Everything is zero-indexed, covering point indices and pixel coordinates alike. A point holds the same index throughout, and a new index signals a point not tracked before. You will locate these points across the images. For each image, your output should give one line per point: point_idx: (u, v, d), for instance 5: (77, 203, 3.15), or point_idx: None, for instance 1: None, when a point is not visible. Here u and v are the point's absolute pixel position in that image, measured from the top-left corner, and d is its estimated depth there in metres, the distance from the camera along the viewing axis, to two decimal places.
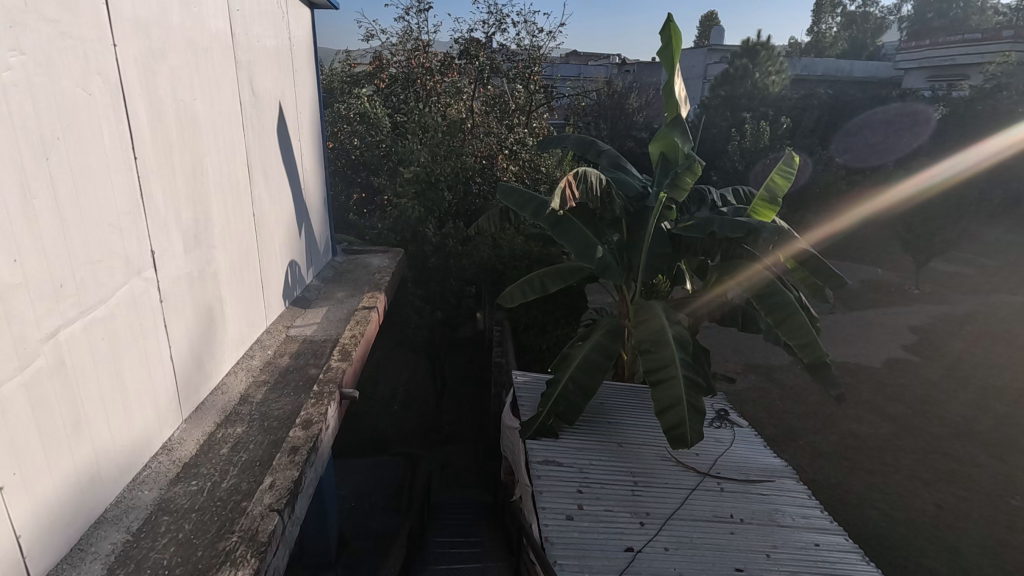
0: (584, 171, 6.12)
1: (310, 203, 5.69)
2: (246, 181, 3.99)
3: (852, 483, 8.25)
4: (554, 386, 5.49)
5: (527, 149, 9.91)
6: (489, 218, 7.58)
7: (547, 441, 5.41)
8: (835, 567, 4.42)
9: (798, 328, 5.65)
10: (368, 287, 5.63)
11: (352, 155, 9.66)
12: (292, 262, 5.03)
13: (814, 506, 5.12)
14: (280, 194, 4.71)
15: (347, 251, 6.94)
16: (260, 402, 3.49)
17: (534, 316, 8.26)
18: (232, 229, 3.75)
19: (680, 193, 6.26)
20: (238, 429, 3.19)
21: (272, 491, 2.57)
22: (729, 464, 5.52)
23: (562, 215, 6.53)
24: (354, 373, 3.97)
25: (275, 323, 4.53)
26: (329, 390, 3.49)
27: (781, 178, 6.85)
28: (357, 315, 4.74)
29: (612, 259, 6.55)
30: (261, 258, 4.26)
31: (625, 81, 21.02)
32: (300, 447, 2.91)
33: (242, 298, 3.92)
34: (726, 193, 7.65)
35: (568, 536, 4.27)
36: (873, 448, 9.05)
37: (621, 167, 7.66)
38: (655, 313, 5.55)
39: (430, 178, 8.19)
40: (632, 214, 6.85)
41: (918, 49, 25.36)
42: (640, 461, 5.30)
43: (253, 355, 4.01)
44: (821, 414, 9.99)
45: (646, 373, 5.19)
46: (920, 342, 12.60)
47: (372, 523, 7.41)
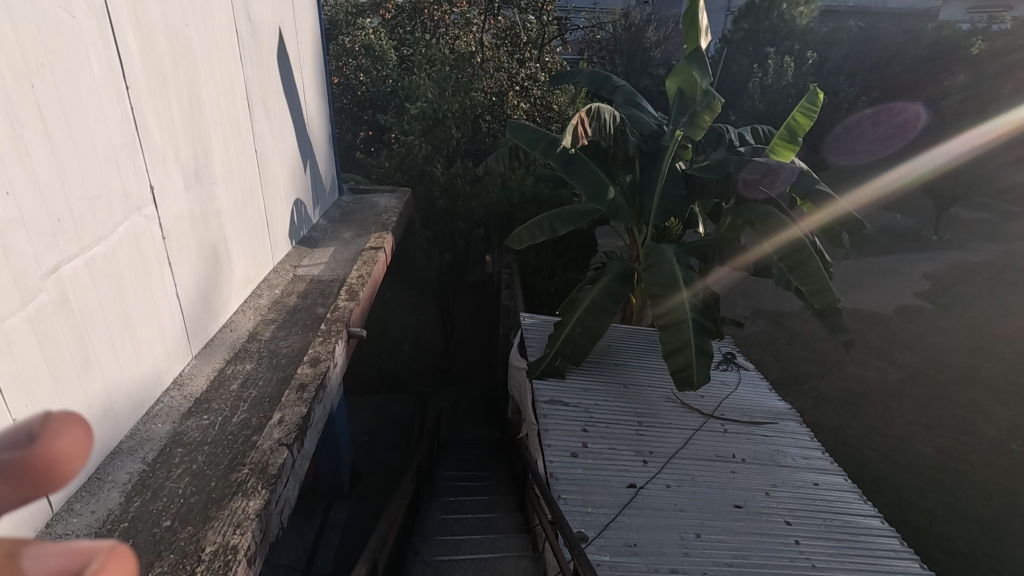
0: (597, 108, 5.87)
1: (314, 140, 5.54)
2: (247, 115, 3.87)
3: (854, 426, 8.37)
4: (562, 329, 5.51)
5: (539, 85, 9.58)
6: (499, 157, 7.39)
7: (554, 382, 5.48)
8: (833, 505, 4.53)
9: (812, 273, 5.55)
10: (376, 227, 5.56)
11: (357, 91, 9.34)
12: (297, 201, 4.97)
13: (816, 447, 5.20)
14: (283, 130, 4.58)
15: (353, 191, 6.84)
16: (269, 339, 3.52)
17: (542, 259, 8.19)
18: (233, 166, 3.67)
19: (698, 132, 6.00)
20: (247, 365, 3.23)
21: (281, 427, 2.62)
22: (734, 406, 5.58)
23: (573, 155, 6.33)
24: (361, 312, 3.97)
25: (282, 263, 4.52)
26: (336, 329, 3.50)
27: (802, 117, 6.51)
28: (364, 255, 4.70)
29: (623, 201, 6.45)
30: (265, 196, 4.19)
31: (643, 12, 19.91)
32: (309, 384, 2.95)
33: (247, 237, 3.89)
34: (744, 133, 7.35)
35: (572, 472, 4.38)
36: (878, 393, 9.12)
37: (637, 103, 7.33)
38: (666, 256, 5.45)
39: (438, 115, 7.91)
40: (646, 154, 6.67)
41: None
42: (645, 402, 5.37)
43: (261, 294, 4.02)
44: (828, 360, 10.02)
45: (654, 316, 5.19)
46: (934, 289, 12.43)
47: (384, 457, 7.69)
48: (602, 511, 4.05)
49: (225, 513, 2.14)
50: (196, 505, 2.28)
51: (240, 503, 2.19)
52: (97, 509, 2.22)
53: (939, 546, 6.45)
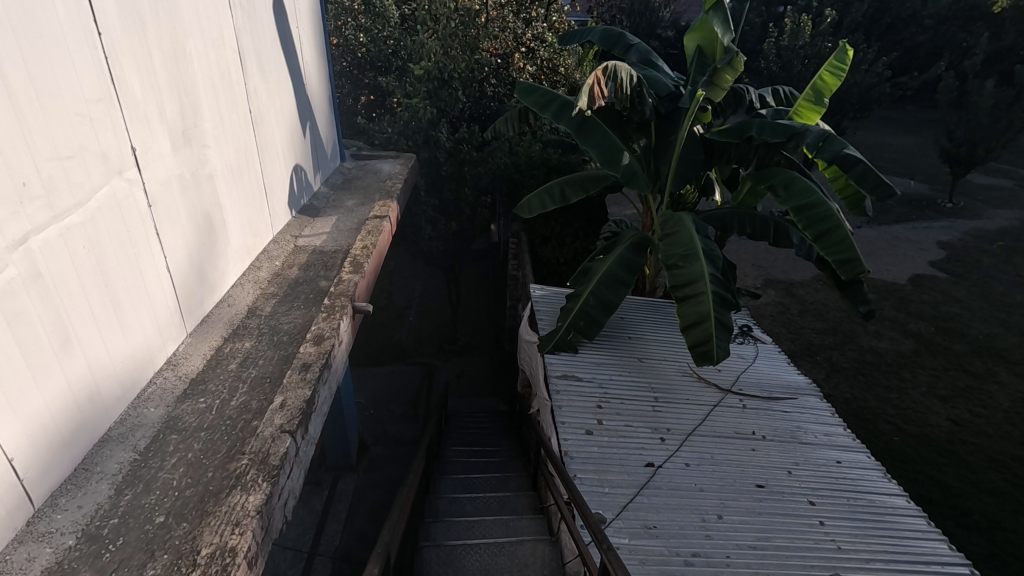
0: (613, 66, 5.50)
1: (313, 103, 5.21)
2: (239, 71, 3.57)
3: (868, 398, 8.19)
4: (575, 302, 5.30)
5: (547, 47, 9.03)
6: (507, 119, 7.03)
7: (567, 356, 5.29)
8: (856, 483, 4.37)
9: (839, 242, 5.22)
10: (380, 195, 5.28)
11: (357, 52, 8.91)
12: (297, 166, 4.68)
13: (837, 423, 5.02)
14: (279, 89, 4.26)
15: (355, 157, 6.53)
16: (270, 315, 3.30)
17: (551, 228, 7.88)
18: (227, 127, 3.39)
19: (718, 92, 5.82)
20: (246, 343, 3.03)
21: (283, 412, 2.43)
22: (752, 381, 5.39)
23: (586, 117, 5.98)
24: (366, 286, 3.74)
25: (282, 233, 4.27)
26: (341, 304, 3.27)
27: (830, 76, 6.14)
28: (368, 225, 4.44)
29: (639, 166, 6.02)
30: (262, 161, 3.92)
31: None
32: (312, 363, 2.75)
33: (244, 205, 3.63)
34: (765, 94, 6.96)
35: (587, 450, 4.21)
36: (891, 364, 8.93)
37: (652, 63, 6.91)
38: (684, 225, 5.19)
39: (443, 76, 7.52)
40: (662, 117, 6.30)
41: None
42: (661, 377, 5.18)
43: (260, 266, 3.79)
44: (842, 331, 9.79)
45: (672, 288, 4.90)
46: (949, 258, 12.09)
47: (391, 429, 7.57)
48: (619, 491, 3.89)
49: (222, 510, 1.97)
50: (192, 499, 2.11)
51: (238, 498, 2.01)
52: (84, 504, 2.04)
53: (955, 519, 6.32)
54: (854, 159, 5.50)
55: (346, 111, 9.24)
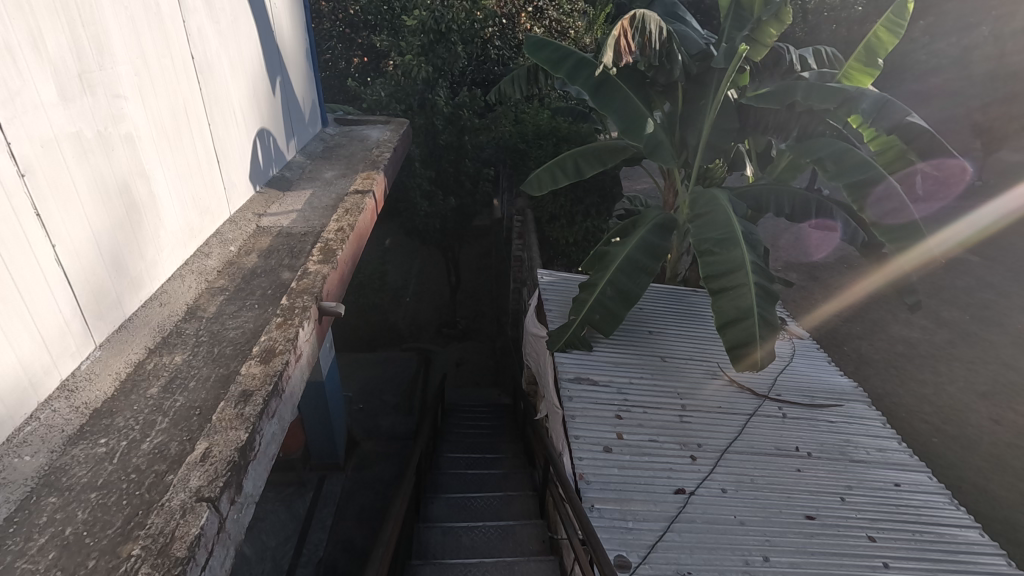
0: (641, 16, 4.66)
1: (286, 56, 4.40)
2: (174, 5, 2.80)
3: (902, 393, 7.37)
4: (590, 292, 4.59)
5: (555, 6, 8.21)
6: (514, 80, 6.21)
7: (581, 355, 4.61)
8: (921, 512, 3.69)
9: (900, 229, 4.46)
10: (364, 165, 4.53)
11: (348, 9, 8.06)
12: (263, 129, 3.92)
13: (891, 436, 4.33)
14: (235, 34, 3.48)
15: (340, 122, 5.75)
16: (214, 317, 2.60)
17: (560, 205, 7.11)
18: (154, 75, 2.63)
19: (760, 50, 4.98)
20: (177, 358, 2.34)
21: (205, 467, 1.76)
22: (790, 385, 4.70)
23: (605, 78, 5.16)
24: (340, 279, 3.04)
25: (243, 212, 3.55)
26: (302, 306, 2.57)
27: (885, 32, 5.24)
28: (347, 202, 3.69)
29: (664, 136, 5.23)
30: (210, 120, 3.16)
31: None
32: (255, 392, 2.07)
33: (185, 175, 2.90)
34: (806, 56, 6.08)
35: (605, 474, 3.56)
36: (925, 356, 8.07)
37: (679, 18, 6.04)
38: (719, 205, 4.44)
39: (440, 27, 6.56)
40: (691, 78, 5.47)
41: None
42: (688, 380, 4.50)
43: (210, 253, 3.07)
44: (869, 319, 8.97)
45: (706, 278, 4.14)
46: (979, 242, 11.28)
47: (383, 422, 6.93)
48: (645, 527, 3.23)
49: None
50: None
51: None
52: None
53: (1006, 535, 5.65)
54: (919, 128, 4.63)
55: (338, 75, 8.41)
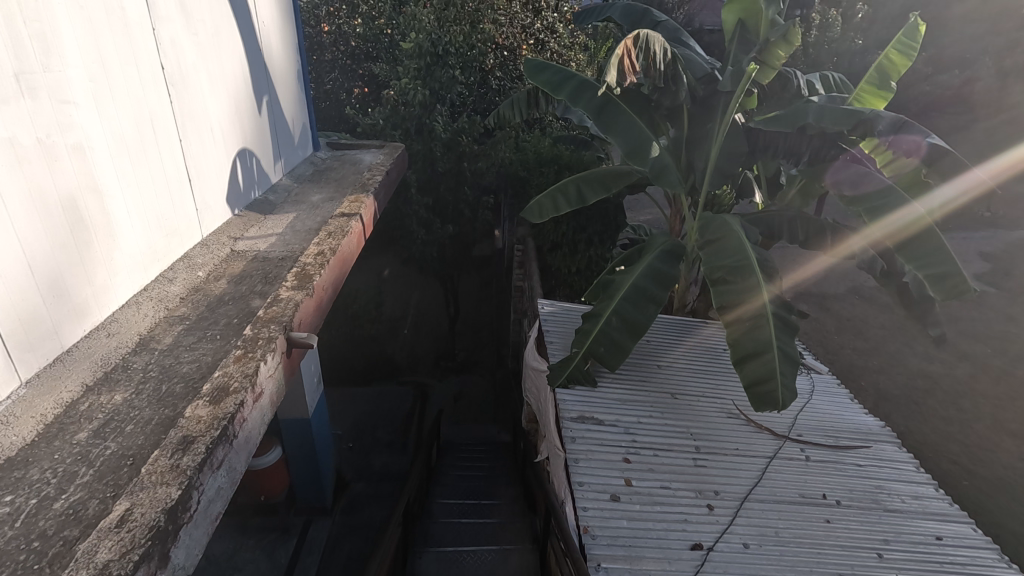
0: (645, 35, 4.47)
1: (274, 75, 4.21)
2: (142, 9, 2.59)
3: (926, 431, 6.61)
4: (594, 322, 4.29)
5: (557, 39, 8.21)
6: (513, 104, 6.03)
7: (584, 391, 4.27)
8: (969, 571, 3.23)
9: (933, 255, 3.94)
10: (353, 188, 4.29)
11: (349, 41, 8.03)
12: (245, 149, 3.68)
13: (927, 482, 3.90)
14: (216, 47, 3.28)
15: (333, 146, 5.55)
16: (168, 350, 2.30)
17: (562, 233, 6.84)
18: (115, 82, 2.40)
19: (768, 73, 4.79)
20: (116, 398, 2.02)
21: (120, 535, 1.43)
22: (812, 425, 4.31)
23: (608, 101, 4.96)
24: (316, 307, 2.75)
25: (217, 235, 3.28)
26: (267, 336, 2.27)
27: (898, 54, 5.05)
28: (331, 225, 3.43)
29: (670, 160, 5.00)
30: (182, 135, 2.92)
31: None
32: (198, 438, 1.75)
33: (148, 193, 2.64)
34: (814, 81, 5.88)
35: (613, 527, 3.17)
36: (947, 392, 7.31)
37: (683, 43, 5.89)
38: (731, 230, 4.17)
39: (437, 50, 6.45)
40: (697, 101, 5.25)
41: None
42: (701, 419, 4.14)
43: (173, 279, 2.78)
44: (885, 351, 8.14)
45: (718, 310, 3.84)
46: (994, 271, 10.33)
47: (376, 461, 6.41)
48: None
49: None
50: None
51: None
52: None
53: None
54: None
55: (338, 104, 8.32)
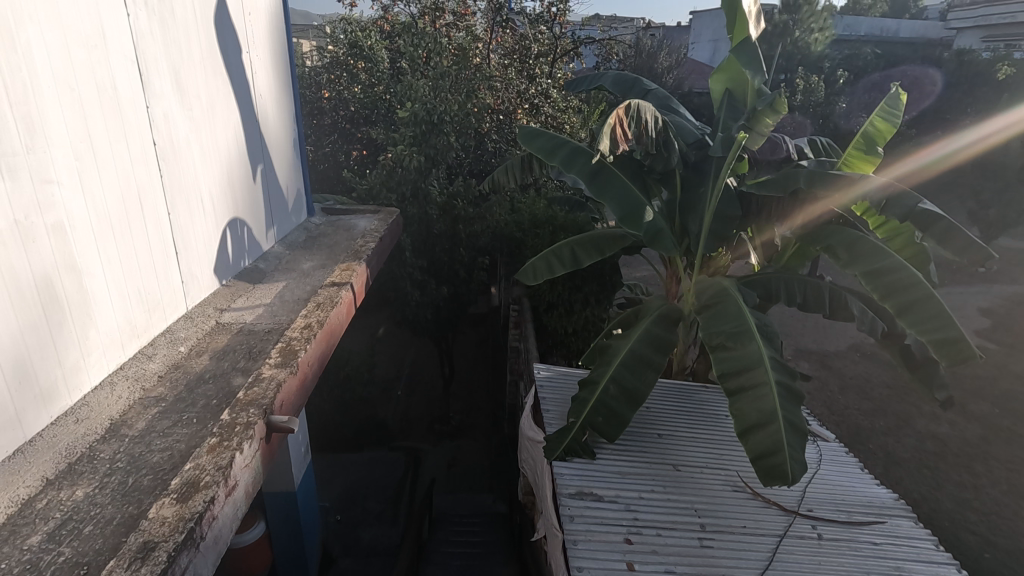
0: (636, 105, 4.58)
1: (269, 144, 4.26)
2: (136, 88, 2.61)
3: (941, 498, 6.35)
4: (591, 391, 4.16)
5: (551, 103, 8.51)
6: (507, 169, 6.13)
7: (583, 463, 4.08)
8: None
9: (931, 318, 3.78)
10: (347, 255, 4.26)
11: (348, 106, 8.24)
12: (236, 219, 3.66)
13: (948, 562, 3.66)
14: (210, 120, 3.31)
15: (328, 211, 5.58)
16: (140, 436, 2.16)
17: (558, 293, 6.76)
18: (103, 160, 2.38)
19: (758, 139, 4.81)
20: (77, 494, 1.87)
21: None
22: (822, 498, 4.10)
23: (601, 166, 5.02)
24: (300, 385, 2.64)
25: (203, 306, 3.20)
26: (245, 421, 2.14)
27: (883, 121, 5.17)
28: (320, 296, 3.38)
29: (664, 223, 5.01)
30: (170, 208, 2.89)
31: (653, 43, 19.16)
32: (159, 544, 1.60)
33: (131, 269, 2.57)
34: (802, 146, 5.94)
35: None
36: (958, 456, 7.08)
37: (673, 109, 6.07)
38: (728, 295, 4.12)
39: (433, 119, 6.57)
40: (689, 166, 5.31)
41: (969, 9, 22.36)
42: (705, 494, 3.94)
43: (152, 355, 2.68)
44: (891, 412, 7.94)
45: (719, 377, 3.74)
46: (994, 327, 10.25)
47: (364, 534, 5.91)
48: None
49: None
50: None
51: None
52: None
53: None
54: (934, 215, 4.22)
55: (336, 166, 8.45)
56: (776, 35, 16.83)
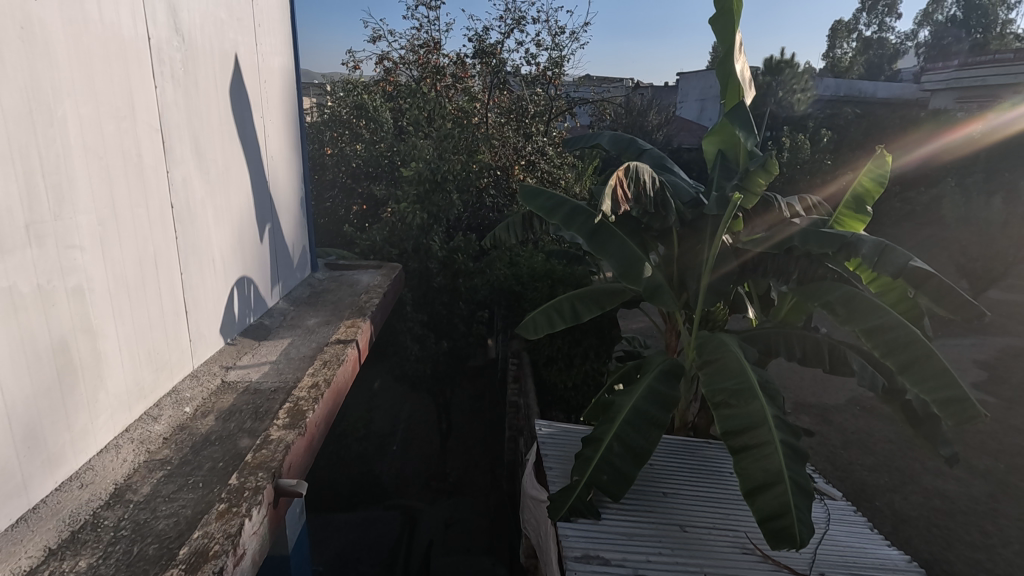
0: (635, 166, 4.76)
1: (278, 203, 4.37)
2: (159, 155, 2.72)
3: (953, 559, 6.17)
4: (594, 449, 4.11)
5: (547, 160, 8.71)
6: (509, 226, 6.30)
7: (588, 525, 4.00)
8: None
9: (934, 376, 3.83)
10: (351, 311, 4.30)
11: (351, 163, 8.47)
12: (243, 277, 3.71)
13: None
14: (225, 182, 3.42)
15: (331, 266, 5.65)
16: (144, 501, 2.12)
17: (557, 347, 6.79)
18: (124, 225, 2.45)
19: (751, 198, 4.95)
20: (79, 564, 1.81)
21: None
22: (834, 560, 4.00)
23: (600, 224, 5.14)
24: (306, 447, 2.61)
25: (208, 365, 3.19)
26: (254, 486, 2.12)
27: (871, 183, 5.30)
28: (327, 353, 3.40)
29: (662, 279, 5.06)
30: (182, 268, 2.94)
31: (641, 102, 19.96)
32: None
33: (142, 330, 2.58)
34: (792, 201, 6.05)
35: None
36: (967, 514, 6.94)
37: (667, 168, 6.28)
38: (730, 350, 4.16)
39: (436, 178, 6.82)
40: (685, 223, 5.41)
41: (942, 72, 23.54)
42: (714, 556, 3.84)
43: (158, 416, 2.66)
44: (895, 467, 7.85)
45: (724, 435, 3.71)
46: (991, 379, 10.29)
47: None
48: None
49: None
50: None
51: None
52: None
53: None
54: (925, 272, 4.33)
55: (337, 220, 8.56)
56: (761, 96, 17.60)
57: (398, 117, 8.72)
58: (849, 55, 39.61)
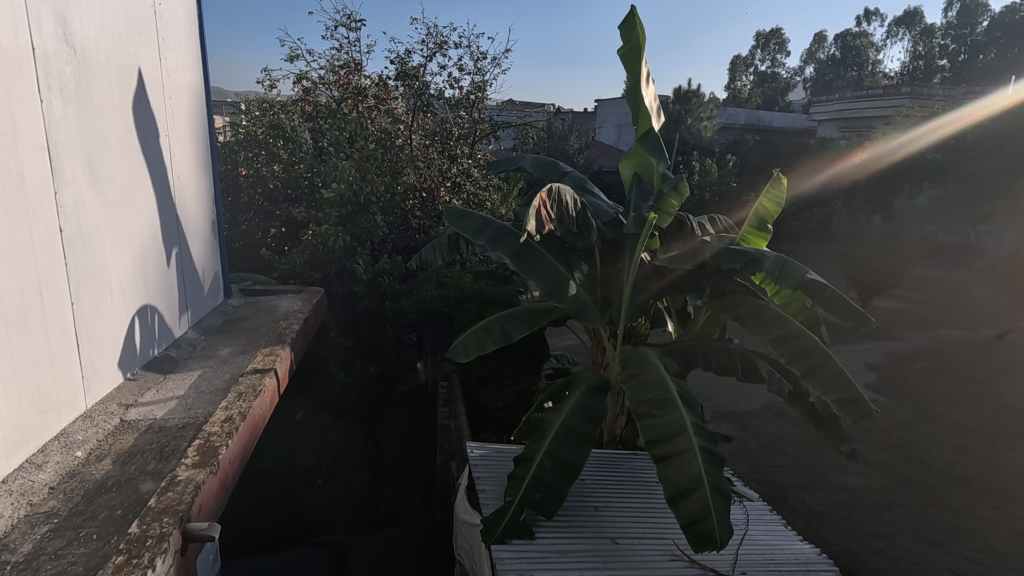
0: (557, 188, 4.87)
1: (186, 225, 4.11)
2: (46, 176, 2.49)
3: (858, 549, 6.64)
4: (526, 467, 4.10)
5: (472, 181, 8.78)
6: (436, 247, 6.26)
7: (522, 545, 3.96)
8: None
9: (832, 379, 4.16)
10: (269, 339, 4.08)
11: (268, 184, 8.11)
12: (146, 305, 3.44)
13: None
14: (125, 205, 3.18)
15: (247, 292, 5.37)
16: (25, 560, 1.88)
17: (488, 367, 6.77)
18: (2, 253, 2.21)
19: (665, 218, 5.16)
20: None
21: None
22: (753, 559, 4.20)
23: (526, 244, 5.22)
24: (219, 486, 2.43)
25: (104, 403, 2.91)
26: (158, 533, 1.94)
27: (770, 203, 5.78)
28: (242, 385, 3.20)
29: (587, 297, 5.19)
30: (73, 297, 2.67)
31: (562, 126, 20.60)
32: None
33: (23, 367, 2.32)
34: (703, 221, 6.43)
35: None
36: (868, 505, 7.53)
37: (587, 189, 6.51)
38: (652, 363, 4.32)
39: (359, 200, 6.88)
40: (607, 243, 5.59)
41: (826, 104, 26.07)
42: (644, 565, 3.93)
43: (43, 463, 2.38)
44: (805, 467, 8.40)
45: (649, 445, 3.83)
46: (882, 380, 11.31)
47: None
48: None
49: None
50: None
51: None
52: None
53: None
54: (820, 285, 4.73)
55: (254, 244, 8.16)
56: (672, 123, 18.73)
57: (318, 137, 8.48)
58: (747, 87, 43.03)
